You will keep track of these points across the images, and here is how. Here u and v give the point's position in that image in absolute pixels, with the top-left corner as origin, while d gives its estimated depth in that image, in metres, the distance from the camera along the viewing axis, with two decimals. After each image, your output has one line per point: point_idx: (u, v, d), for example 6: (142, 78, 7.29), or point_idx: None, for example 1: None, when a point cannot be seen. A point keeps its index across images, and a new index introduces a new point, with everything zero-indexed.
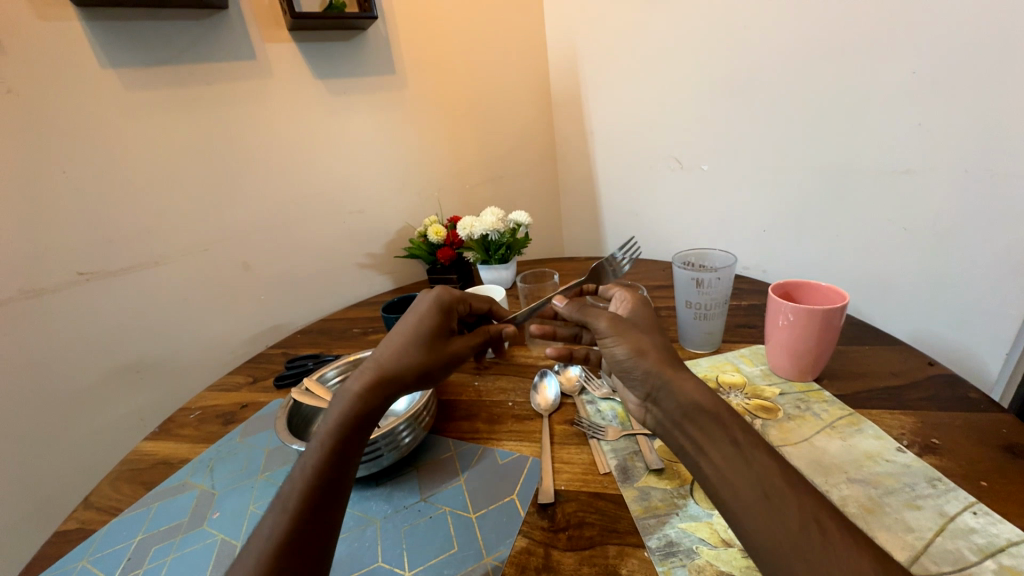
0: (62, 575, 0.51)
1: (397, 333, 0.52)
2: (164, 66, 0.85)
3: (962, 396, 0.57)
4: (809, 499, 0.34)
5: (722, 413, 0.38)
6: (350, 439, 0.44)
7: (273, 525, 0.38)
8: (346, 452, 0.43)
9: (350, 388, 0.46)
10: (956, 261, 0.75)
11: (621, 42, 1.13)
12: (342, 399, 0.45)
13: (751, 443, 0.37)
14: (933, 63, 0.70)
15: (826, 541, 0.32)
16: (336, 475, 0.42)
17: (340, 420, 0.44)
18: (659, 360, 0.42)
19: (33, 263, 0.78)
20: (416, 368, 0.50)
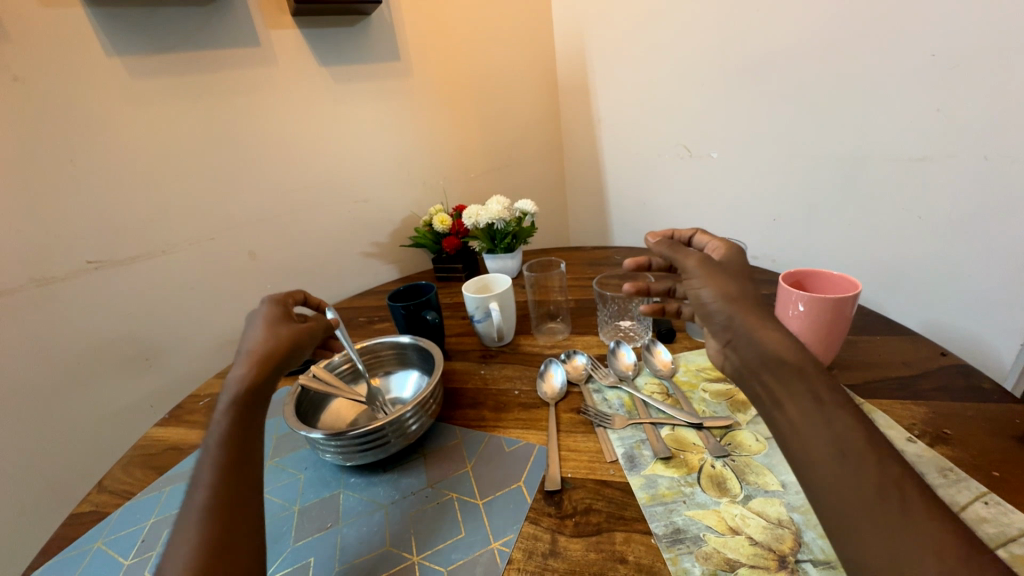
0: (79, 555, 0.52)
1: (251, 328, 0.53)
2: (167, 52, 0.84)
3: (975, 386, 0.56)
4: (892, 464, 0.33)
5: (810, 371, 0.38)
6: (248, 419, 0.46)
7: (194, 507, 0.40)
8: (247, 428, 0.45)
9: (234, 380, 0.47)
10: (971, 250, 0.74)
11: (630, 27, 1.11)
12: (231, 388, 0.47)
13: (838, 405, 0.36)
14: (953, 46, 0.68)
15: (904, 508, 0.31)
16: (242, 449, 0.44)
17: (233, 407, 0.46)
18: (744, 305, 0.43)
19: (43, 251, 0.79)
20: (286, 341, 0.52)
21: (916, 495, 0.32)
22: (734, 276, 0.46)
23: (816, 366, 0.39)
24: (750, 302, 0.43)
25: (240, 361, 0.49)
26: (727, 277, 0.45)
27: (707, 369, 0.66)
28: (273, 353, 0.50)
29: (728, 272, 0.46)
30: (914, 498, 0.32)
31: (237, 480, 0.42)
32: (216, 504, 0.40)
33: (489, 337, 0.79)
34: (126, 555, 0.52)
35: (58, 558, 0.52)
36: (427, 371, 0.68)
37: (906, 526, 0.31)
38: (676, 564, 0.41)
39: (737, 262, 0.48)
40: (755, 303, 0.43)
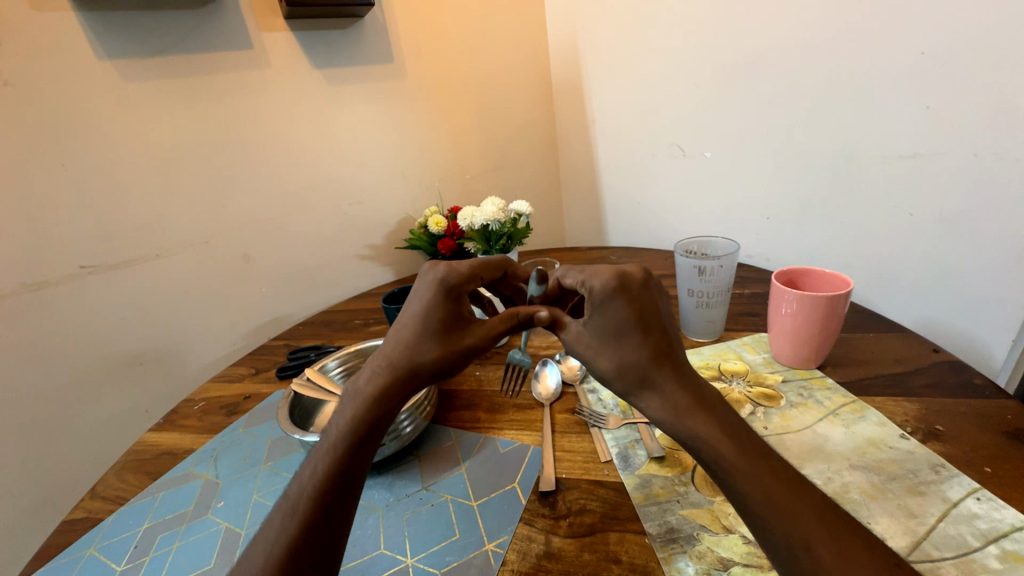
0: (70, 563, 0.52)
1: (405, 321, 0.49)
2: (159, 56, 0.84)
3: (967, 382, 0.56)
4: (805, 518, 0.35)
5: (701, 432, 0.39)
6: (361, 445, 0.45)
7: (283, 525, 0.40)
8: (359, 452, 0.44)
9: (362, 392, 0.47)
10: (964, 247, 0.74)
11: (623, 27, 1.11)
12: (353, 405, 0.46)
13: (736, 467, 0.37)
14: (943, 43, 0.69)
15: (815, 565, 0.33)
16: (345, 477, 0.43)
17: (353, 423, 0.45)
18: (633, 378, 0.43)
19: (36, 257, 0.79)
20: (427, 365, 0.48)
21: (823, 548, 0.34)
22: (608, 342, 0.44)
23: (703, 417, 0.40)
24: (637, 368, 0.43)
25: (374, 374, 0.47)
26: (613, 341, 0.44)
27: (703, 367, 0.66)
28: (406, 376, 0.48)
29: (613, 333, 0.44)
30: (820, 552, 0.34)
31: (326, 522, 0.41)
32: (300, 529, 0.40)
33: None
34: (118, 561, 0.51)
35: (50, 565, 0.52)
36: None
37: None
38: (670, 563, 0.41)
39: (629, 300, 0.44)
40: (650, 367, 0.42)
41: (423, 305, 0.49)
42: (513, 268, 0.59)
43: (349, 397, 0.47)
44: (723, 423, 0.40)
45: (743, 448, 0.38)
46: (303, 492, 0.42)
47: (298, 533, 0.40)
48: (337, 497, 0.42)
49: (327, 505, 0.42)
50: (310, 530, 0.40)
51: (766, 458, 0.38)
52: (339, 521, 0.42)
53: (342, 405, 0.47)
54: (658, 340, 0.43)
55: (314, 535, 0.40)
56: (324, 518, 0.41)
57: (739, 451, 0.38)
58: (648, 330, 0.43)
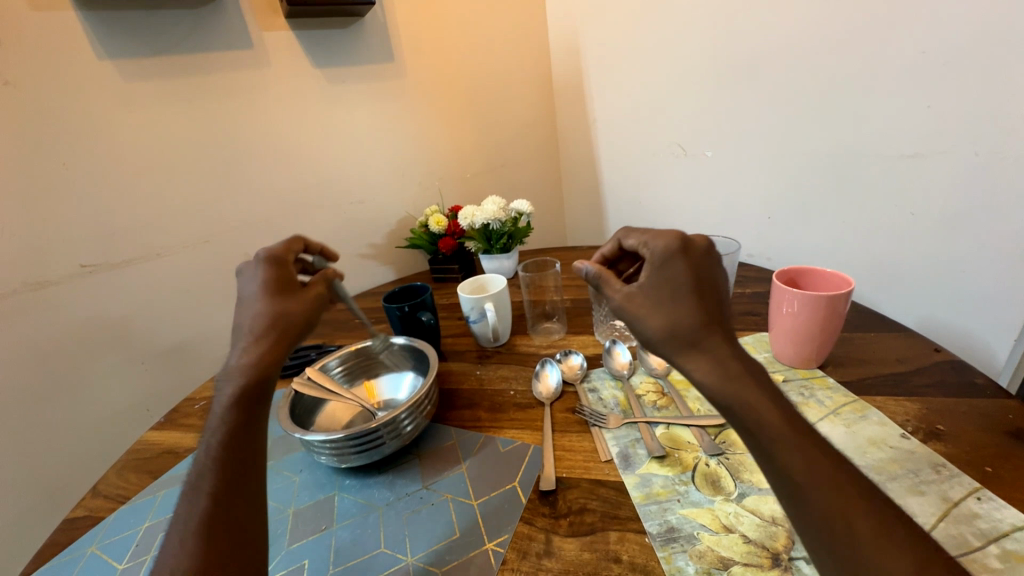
0: (72, 560, 0.52)
1: (246, 300, 0.50)
2: (160, 55, 0.84)
3: (969, 381, 0.56)
4: (845, 498, 0.34)
5: (747, 399, 0.37)
6: (251, 408, 0.46)
7: (189, 507, 0.41)
8: (249, 421, 0.45)
9: (236, 368, 0.47)
10: (967, 247, 0.74)
11: (624, 28, 1.11)
12: (231, 382, 0.46)
13: (783, 438, 0.36)
14: (944, 43, 0.68)
15: (855, 542, 0.33)
16: (242, 447, 0.44)
17: (236, 398, 0.45)
18: (683, 341, 0.39)
19: (38, 256, 0.79)
20: (290, 325, 0.49)
21: (864, 525, 0.33)
22: (664, 302, 0.41)
23: (750, 383, 0.38)
24: (690, 330, 0.39)
25: (242, 348, 0.47)
26: (666, 301, 0.41)
27: None
28: (279, 339, 0.48)
29: (667, 293, 0.41)
30: (864, 529, 0.33)
31: (233, 486, 0.42)
32: (210, 503, 0.40)
33: (484, 338, 0.79)
34: (120, 559, 0.51)
35: (52, 562, 0.52)
36: (422, 371, 0.68)
37: (859, 560, 0.32)
38: (670, 562, 0.41)
39: (688, 263, 0.42)
40: (701, 331, 0.39)
41: (257, 283, 0.51)
42: (312, 244, 0.62)
43: (224, 377, 0.47)
44: (769, 391, 0.38)
45: (790, 420, 0.37)
46: (204, 473, 0.42)
47: (208, 509, 0.40)
48: (239, 463, 0.43)
49: (231, 476, 0.42)
50: (220, 502, 0.41)
51: (809, 430, 0.37)
52: (246, 489, 0.42)
53: (219, 388, 0.47)
54: (713, 307, 0.40)
55: (224, 502, 0.41)
56: (231, 489, 0.42)
57: (786, 421, 0.36)
58: (703, 295, 0.41)
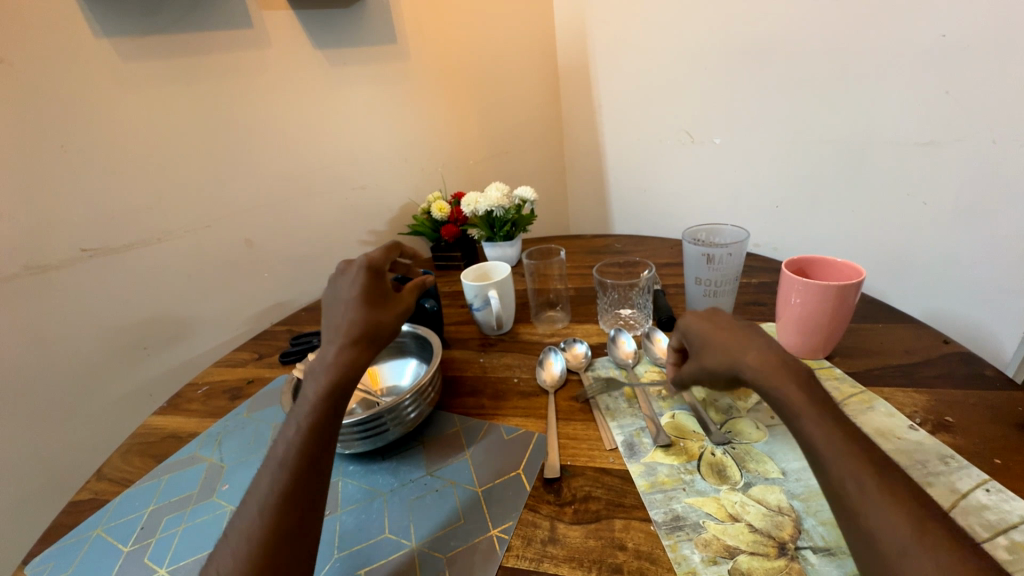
0: (78, 543, 0.52)
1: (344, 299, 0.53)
2: (157, 34, 0.82)
3: (977, 373, 0.56)
4: (853, 459, 0.37)
5: (777, 381, 0.42)
6: (336, 405, 0.48)
7: (272, 481, 0.43)
8: (334, 410, 0.48)
9: (331, 358, 0.49)
10: (979, 238, 0.73)
11: (632, 11, 1.08)
12: (324, 370, 0.49)
13: (802, 410, 0.40)
14: (965, 27, 0.66)
15: (863, 500, 0.35)
16: (327, 433, 0.47)
17: (326, 387, 0.48)
18: (725, 355, 0.46)
19: (37, 239, 0.78)
20: (383, 329, 0.52)
21: (873, 483, 0.35)
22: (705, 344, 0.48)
23: (782, 372, 0.42)
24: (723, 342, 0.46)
25: (341, 340, 0.50)
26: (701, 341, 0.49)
27: None
28: (370, 342, 0.51)
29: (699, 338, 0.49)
30: (870, 487, 0.35)
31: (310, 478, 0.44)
32: (297, 475, 0.43)
33: (488, 326, 0.78)
34: (126, 542, 0.52)
35: (58, 544, 0.52)
36: (425, 358, 0.68)
37: (864, 516, 0.35)
38: (675, 551, 0.41)
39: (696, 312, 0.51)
40: (725, 342, 0.46)
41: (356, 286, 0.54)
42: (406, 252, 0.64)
43: (318, 364, 0.49)
44: (797, 376, 0.42)
45: (812, 397, 0.41)
46: (288, 451, 0.45)
47: (288, 485, 0.43)
48: (319, 456, 0.45)
49: (313, 460, 0.45)
50: (300, 481, 0.43)
51: (833, 411, 0.40)
52: (325, 472, 0.45)
53: (310, 377, 0.49)
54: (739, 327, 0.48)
55: (301, 490, 0.43)
56: (314, 470, 0.44)
57: (808, 399, 0.40)
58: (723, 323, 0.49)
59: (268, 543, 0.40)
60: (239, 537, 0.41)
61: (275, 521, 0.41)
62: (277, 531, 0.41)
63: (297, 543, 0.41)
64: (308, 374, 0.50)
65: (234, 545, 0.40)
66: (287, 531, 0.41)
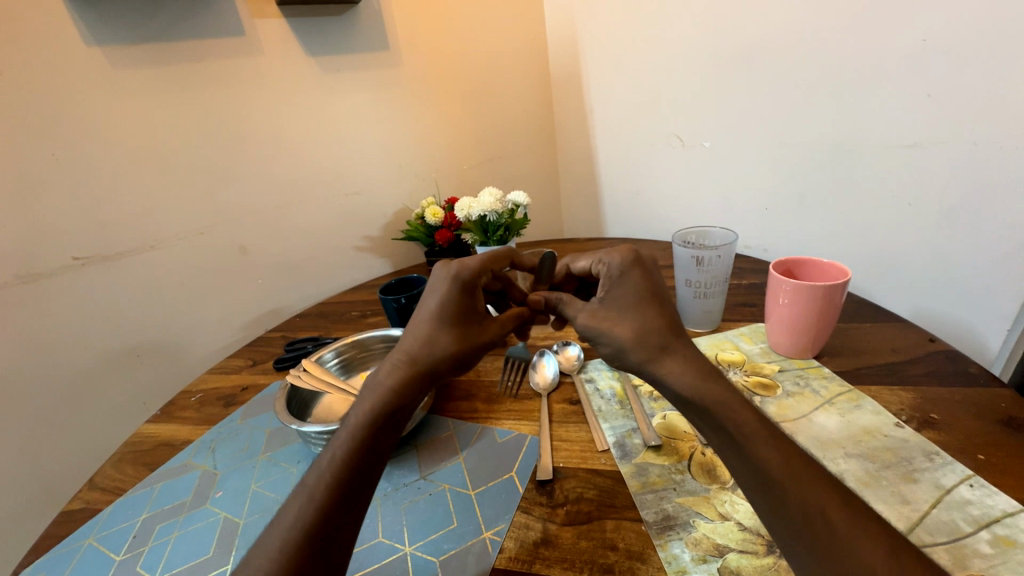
0: (69, 553, 0.52)
1: (419, 316, 0.49)
2: (150, 43, 0.83)
3: (963, 371, 0.57)
4: (818, 490, 0.36)
5: (727, 401, 0.41)
6: (378, 435, 0.45)
7: (299, 511, 0.40)
8: (376, 442, 0.44)
9: (382, 384, 0.46)
10: (962, 237, 0.74)
11: (621, 17, 1.10)
12: (372, 396, 0.46)
13: (758, 436, 0.39)
14: (945, 31, 0.68)
15: (832, 531, 0.34)
16: (366, 466, 0.43)
17: (371, 416, 0.45)
18: (652, 348, 0.44)
19: (29, 247, 0.78)
20: (445, 359, 0.48)
21: (839, 516, 0.35)
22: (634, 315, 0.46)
23: (728, 391, 0.41)
24: (656, 335, 0.44)
25: (397, 365, 0.47)
26: (631, 309, 0.46)
27: None
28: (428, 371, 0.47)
29: (631, 303, 0.46)
30: (839, 520, 0.34)
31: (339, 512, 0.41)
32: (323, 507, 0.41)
33: None
34: (117, 551, 0.51)
35: (50, 554, 0.52)
36: None
37: (839, 550, 0.33)
38: (666, 550, 0.41)
39: (640, 276, 0.47)
40: (666, 338, 0.44)
41: (438, 302, 0.49)
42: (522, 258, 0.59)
43: (369, 388, 0.47)
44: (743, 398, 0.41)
45: (762, 419, 0.40)
46: (322, 481, 0.42)
47: (317, 518, 0.40)
48: (353, 488, 0.42)
49: (346, 495, 0.42)
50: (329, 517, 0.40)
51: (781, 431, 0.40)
52: (357, 507, 0.42)
53: (360, 398, 0.46)
54: (671, 312, 0.46)
55: (327, 523, 0.40)
56: (343, 504, 0.41)
57: (761, 422, 0.39)
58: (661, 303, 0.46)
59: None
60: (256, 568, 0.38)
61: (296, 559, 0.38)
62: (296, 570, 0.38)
63: None
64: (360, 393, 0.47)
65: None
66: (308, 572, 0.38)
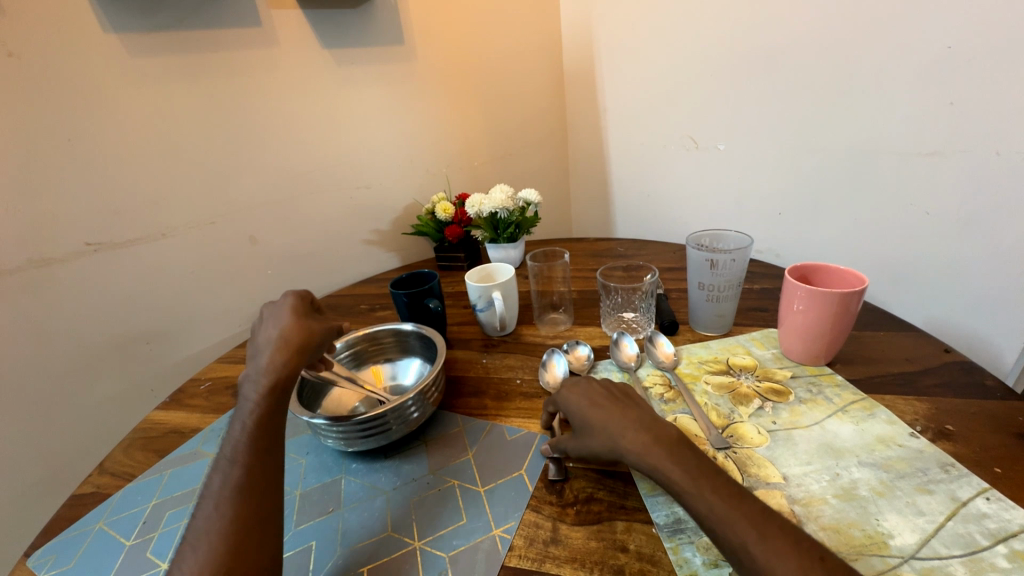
0: (80, 536, 0.52)
1: (277, 316, 0.58)
2: (167, 31, 0.83)
3: (978, 383, 0.56)
4: (739, 527, 0.37)
5: (658, 461, 0.42)
6: (280, 400, 0.51)
7: (225, 477, 0.45)
8: (278, 407, 0.51)
9: (267, 364, 0.52)
10: (979, 248, 0.73)
11: (638, 17, 1.09)
12: (263, 375, 0.51)
13: (684, 487, 0.40)
14: (971, 37, 0.67)
15: (754, 567, 0.35)
16: (273, 428, 0.49)
17: (268, 390, 0.51)
18: (603, 439, 0.46)
19: (41, 232, 0.78)
20: (314, 332, 0.56)
21: (759, 548, 0.35)
22: (587, 424, 0.48)
23: (663, 449, 0.43)
24: (608, 428, 0.46)
25: (271, 348, 0.53)
26: (583, 420, 0.48)
27: (711, 361, 0.65)
28: (303, 343, 0.55)
29: (581, 414, 0.49)
30: (756, 552, 0.35)
31: (260, 468, 0.46)
32: (246, 472, 0.46)
33: (490, 327, 0.79)
34: (128, 536, 0.52)
35: (61, 537, 0.53)
36: (429, 359, 0.68)
37: None
38: (677, 553, 0.41)
39: (579, 391, 0.51)
40: (608, 426, 0.46)
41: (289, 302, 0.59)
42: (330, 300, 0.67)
43: (256, 372, 0.52)
44: (674, 450, 0.43)
45: (690, 469, 0.41)
46: (240, 450, 0.47)
47: (243, 479, 0.45)
48: (268, 448, 0.48)
49: (263, 454, 0.47)
50: (253, 473, 0.46)
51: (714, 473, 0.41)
52: (277, 466, 0.47)
53: (248, 381, 0.52)
54: (614, 404, 0.48)
55: (250, 480, 0.45)
56: (263, 465, 0.47)
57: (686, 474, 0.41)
58: (599, 402, 0.49)
59: (230, 533, 0.42)
60: (200, 540, 0.42)
61: (233, 512, 0.43)
62: (238, 521, 0.42)
63: (252, 533, 0.42)
64: (246, 382, 0.52)
65: (193, 545, 0.42)
66: (247, 520, 0.43)
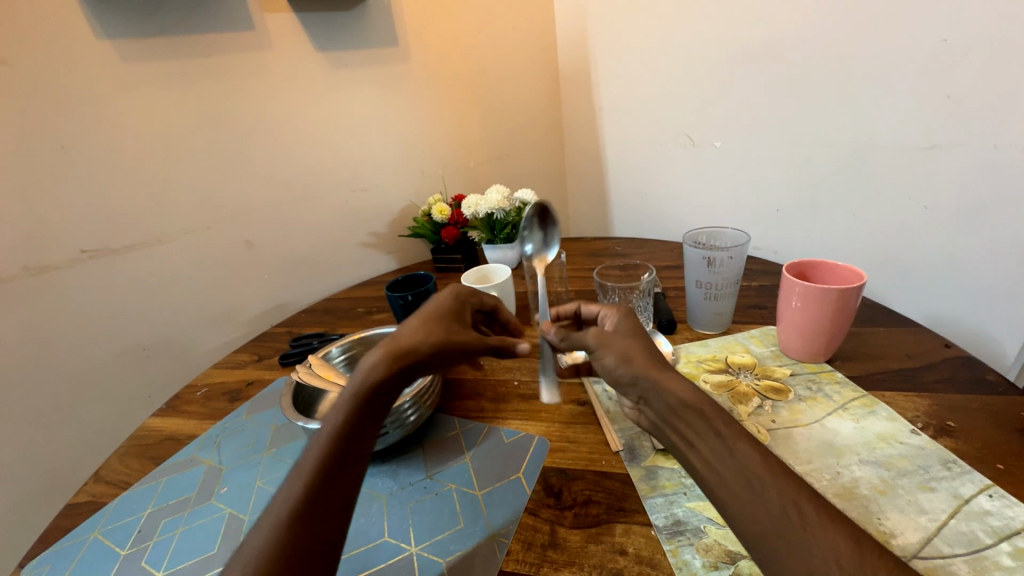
0: (74, 546, 0.52)
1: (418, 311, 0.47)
2: (160, 36, 0.83)
3: (979, 378, 0.56)
4: (787, 483, 0.33)
5: (705, 407, 0.38)
6: (368, 421, 0.40)
7: (285, 499, 0.37)
8: (362, 431, 0.40)
9: (370, 367, 0.42)
10: (978, 242, 0.73)
11: (633, 16, 1.09)
12: (359, 380, 0.41)
13: (730, 435, 0.37)
14: (966, 29, 0.66)
15: (803, 525, 0.31)
16: (351, 459, 0.39)
17: (360, 403, 0.40)
18: (641, 366, 0.42)
19: (36, 239, 0.78)
20: (441, 344, 0.44)
21: (812, 506, 0.32)
22: (632, 337, 0.46)
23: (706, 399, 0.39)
24: (651, 355, 0.43)
25: (381, 346, 0.43)
26: (626, 335, 0.46)
27: (709, 360, 0.65)
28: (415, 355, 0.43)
29: (627, 331, 0.47)
30: (810, 511, 0.32)
31: (319, 510, 0.36)
32: (306, 508, 0.36)
33: None
34: (122, 546, 0.51)
35: (55, 547, 0.52)
36: None
37: (811, 542, 0.31)
38: (676, 556, 0.40)
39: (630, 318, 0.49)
40: (655, 359, 0.43)
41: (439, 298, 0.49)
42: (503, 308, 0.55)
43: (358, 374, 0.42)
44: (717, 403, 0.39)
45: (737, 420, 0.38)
46: (307, 475, 0.37)
47: (294, 517, 0.36)
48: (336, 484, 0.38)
49: (328, 495, 0.37)
50: (313, 511, 0.36)
51: None
52: (343, 510, 0.37)
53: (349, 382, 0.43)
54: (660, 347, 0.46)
55: (306, 521, 0.35)
56: (325, 506, 0.37)
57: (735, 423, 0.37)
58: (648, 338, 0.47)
59: None
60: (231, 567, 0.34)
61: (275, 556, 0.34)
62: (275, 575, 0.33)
63: None
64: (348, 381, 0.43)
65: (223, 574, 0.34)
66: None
